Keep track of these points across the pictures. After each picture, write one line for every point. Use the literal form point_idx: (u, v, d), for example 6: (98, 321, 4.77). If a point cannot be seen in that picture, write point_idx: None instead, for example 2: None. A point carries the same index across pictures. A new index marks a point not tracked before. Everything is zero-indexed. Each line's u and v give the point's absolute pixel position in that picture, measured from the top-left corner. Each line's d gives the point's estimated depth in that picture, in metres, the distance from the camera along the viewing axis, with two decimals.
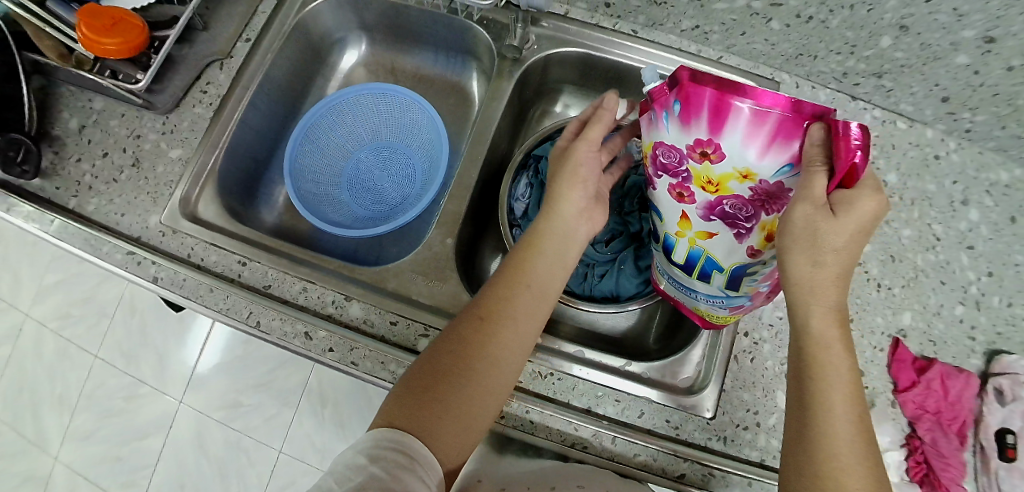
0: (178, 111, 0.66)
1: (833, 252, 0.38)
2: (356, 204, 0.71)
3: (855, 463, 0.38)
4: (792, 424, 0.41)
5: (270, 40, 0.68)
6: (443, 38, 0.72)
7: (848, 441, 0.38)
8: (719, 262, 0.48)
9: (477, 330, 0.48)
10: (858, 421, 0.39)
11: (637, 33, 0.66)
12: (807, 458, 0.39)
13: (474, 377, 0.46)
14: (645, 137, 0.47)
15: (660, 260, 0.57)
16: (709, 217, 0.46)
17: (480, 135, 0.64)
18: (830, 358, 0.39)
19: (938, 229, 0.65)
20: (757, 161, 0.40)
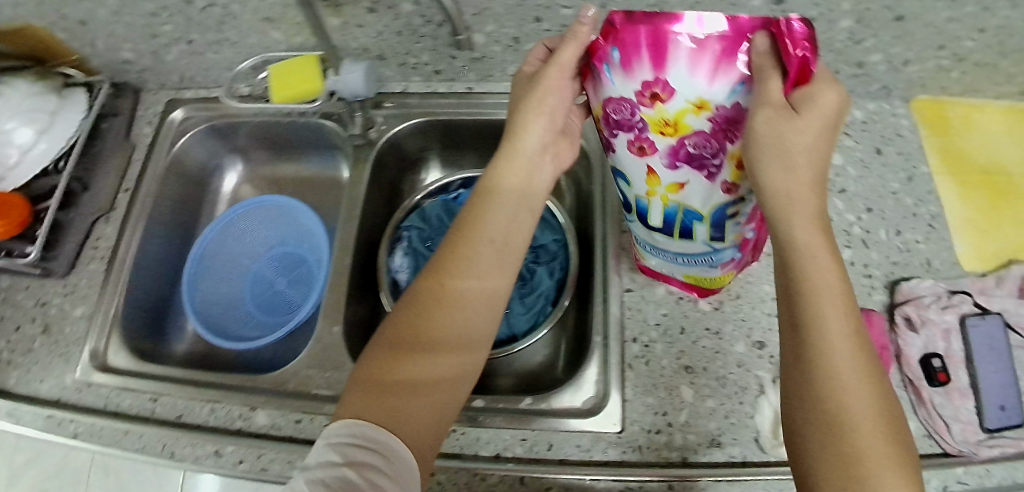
0: (76, 270, 0.70)
1: (802, 153, 0.37)
2: (263, 313, 0.74)
3: (855, 382, 0.34)
4: (789, 346, 0.37)
5: (149, 182, 0.72)
6: (308, 140, 0.76)
7: (845, 357, 0.35)
8: (697, 211, 0.47)
9: (425, 315, 0.45)
10: (859, 342, 0.36)
11: (473, 90, 0.70)
12: (811, 377, 0.35)
13: (421, 366, 0.43)
14: (598, 98, 0.43)
15: (639, 231, 0.54)
16: (675, 165, 0.43)
17: (350, 218, 0.66)
18: (816, 269, 0.37)
19: None
20: (709, 89, 0.37)
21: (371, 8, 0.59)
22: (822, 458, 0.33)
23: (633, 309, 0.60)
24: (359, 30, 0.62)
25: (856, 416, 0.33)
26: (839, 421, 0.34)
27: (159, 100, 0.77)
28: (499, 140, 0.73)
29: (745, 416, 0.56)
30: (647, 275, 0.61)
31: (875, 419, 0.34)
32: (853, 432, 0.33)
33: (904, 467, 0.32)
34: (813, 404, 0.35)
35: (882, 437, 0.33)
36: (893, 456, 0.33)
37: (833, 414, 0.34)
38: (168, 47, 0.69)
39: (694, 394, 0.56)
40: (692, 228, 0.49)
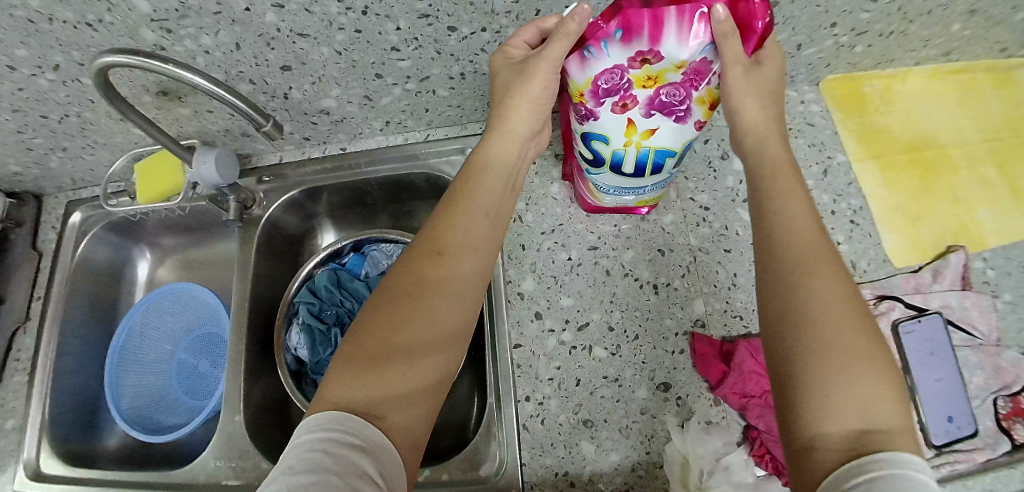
0: (1, 384, 0.71)
1: (760, 103, 0.46)
2: (188, 397, 0.74)
3: (843, 322, 0.36)
4: (779, 283, 0.39)
5: (59, 287, 0.73)
6: (202, 222, 0.76)
7: (828, 300, 0.37)
8: (666, 150, 0.49)
9: (419, 289, 0.43)
10: (840, 282, 0.38)
11: (346, 150, 0.68)
12: (809, 313, 0.36)
13: (420, 340, 0.41)
14: (576, 75, 0.43)
15: (609, 182, 0.53)
16: (648, 114, 0.45)
17: (243, 302, 0.66)
18: (784, 197, 0.43)
19: (703, 199, 0.60)
20: (688, 51, 0.40)
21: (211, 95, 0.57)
22: (815, 389, 0.34)
23: (524, 366, 0.56)
24: (212, 115, 0.61)
25: (847, 352, 0.35)
26: (843, 355, 0.34)
27: (60, 203, 0.77)
28: (384, 195, 0.71)
29: (652, 466, 0.53)
30: (595, 214, 0.59)
31: (869, 356, 0.35)
32: (848, 365, 0.34)
33: (895, 398, 0.34)
34: (808, 339, 0.35)
35: (868, 372, 0.34)
36: (883, 387, 0.34)
37: (838, 351, 0.35)
38: (48, 156, 0.69)
39: (596, 448, 0.53)
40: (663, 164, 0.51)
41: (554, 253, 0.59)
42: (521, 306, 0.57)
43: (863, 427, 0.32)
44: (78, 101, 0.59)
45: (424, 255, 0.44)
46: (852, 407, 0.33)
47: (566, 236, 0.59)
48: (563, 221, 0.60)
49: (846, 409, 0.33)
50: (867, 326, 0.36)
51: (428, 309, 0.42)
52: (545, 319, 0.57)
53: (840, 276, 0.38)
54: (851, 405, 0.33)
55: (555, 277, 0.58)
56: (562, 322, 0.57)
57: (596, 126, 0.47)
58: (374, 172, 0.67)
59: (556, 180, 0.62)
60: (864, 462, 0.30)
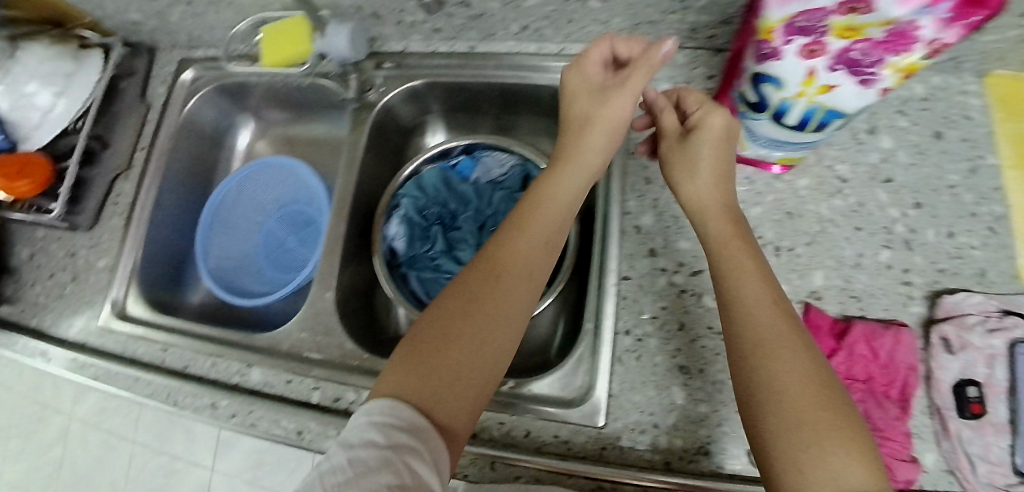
0: (99, 225, 0.73)
1: (704, 166, 0.49)
2: (273, 268, 0.77)
3: (813, 388, 0.37)
4: (750, 355, 0.40)
5: (162, 142, 0.74)
6: (313, 101, 0.75)
7: (795, 372, 0.38)
8: (839, 111, 0.46)
9: (477, 303, 0.43)
10: (814, 384, 0.37)
11: (474, 49, 0.66)
12: (783, 388, 0.37)
13: (490, 339, 0.42)
14: (773, 11, 0.41)
15: (763, 130, 0.51)
16: (834, 68, 0.43)
17: (346, 187, 0.66)
18: (749, 289, 0.43)
19: (843, 171, 0.57)
20: (902, 12, 0.35)
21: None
22: (815, 460, 0.34)
23: (629, 299, 0.55)
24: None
25: (836, 419, 0.36)
26: (826, 420, 0.36)
27: (172, 59, 0.77)
28: (501, 103, 0.69)
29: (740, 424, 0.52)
30: (733, 160, 0.57)
31: (842, 421, 0.36)
32: (831, 430, 0.35)
33: (873, 465, 0.34)
34: (783, 408, 0.36)
35: (845, 435, 0.35)
36: (864, 452, 0.35)
37: (819, 418, 0.36)
38: (171, 8, 0.68)
39: (688, 396, 0.53)
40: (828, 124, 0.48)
41: None
42: (636, 239, 0.56)
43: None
44: None
45: (514, 260, 0.45)
46: (839, 478, 0.33)
47: None
48: None
49: (834, 478, 0.34)
50: (834, 392, 0.37)
51: (491, 309, 0.42)
52: (659, 258, 0.56)
53: (804, 344, 0.40)
54: (832, 476, 0.34)
55: (675, 219, 0.56)
56: (675, 264, 0.55)
57: (772, 68, 0.45)
58: (501, 76, 0.64)
59: None
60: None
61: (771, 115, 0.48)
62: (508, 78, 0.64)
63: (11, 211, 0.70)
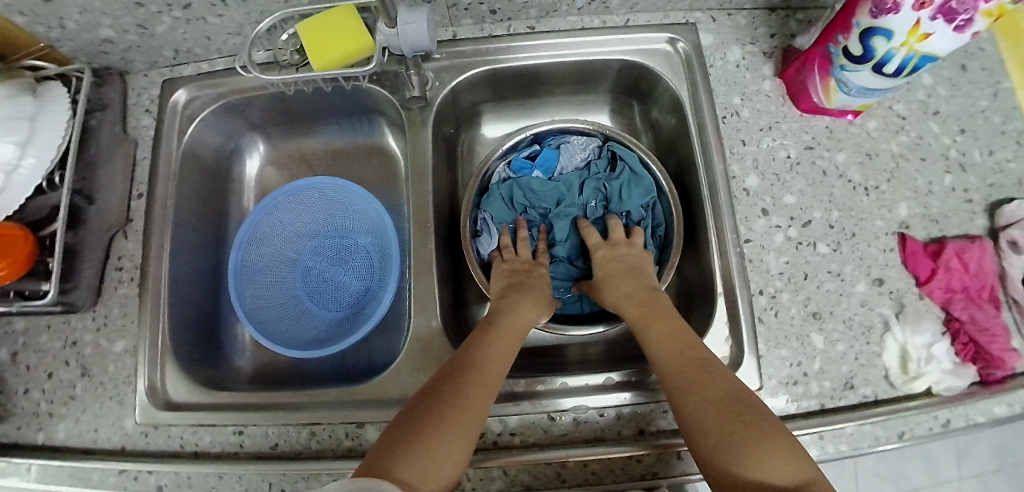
0: (104, 300, 0.60)
1: (636, 277, 0.56)
2: (322, 307, 0.65)
3: (721, 410, 0.42)
4: (673, 389, 0.45)
5: (164, 183, 0.61)
6: (341, 108, 0.66)
7: (703, 402, 0.43)
8: (934, 56, 0.49)
9: (459, 380, 0.45)
10: (719, 400, 0.43)
11: (535, 28, 0.62)
12: (691, 419, 0.43)
13: (463, 414, 0.43)
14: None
15: (858, 80, 0.54)
16: (934, 17, 0.45)
17: (422, 201, 0.59)
18: (678, 338, 0.49)
19: (900, 109, 0.64)
20: None
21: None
22: (732, 467, 0.39)
23: (755, 260, 0.56)
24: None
25: (732, 434, 0.41)
26: (732, 433, 0.41)
27: (152, 82, 0.65)
28: (563, 81, 0.66)
29: (872, 355, 0.56)
30: (808, 112, 0.61)
31: (767, 431, 0.41)
32: (740, 444, 0.40)
33: (797, 459, 0.39)
34: (702, 428, 0.42)
35: (768, 441, 0.40)
36: (784, 453, 0.39)
37: (726, 432, 0.41)
38: (159, 17, 0.56)
39: (826, 340, 0.55)
40: (921, 67, 0.51)
41: (773, 151, 0.60)
42: (748, 201, 0.58)
43: (783, 488, 0.38)
44: None
45: (478, 360, 0.48)
46: (762, 475, 0.38)
47: (783, 135, 0.60)
48: (777, 118, 0.61)
49: (753, 481, 0.38)
50: (749, 411, 0.42)
51: (462, 390, 0.44)
52: (772, 216, 0.58)
53: (717, 373, 0.45)
54: (762, 471, 0.39)
55: (776, 175, 0.59)
56: (787, 219, 0.58)
57: (888, 21, 0.47)
58: (573, 55, 0.62)
59: (767, 77, 0.62)
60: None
61: (872, 66, 0.52)
62: (581, 54, 0.62)
63: None
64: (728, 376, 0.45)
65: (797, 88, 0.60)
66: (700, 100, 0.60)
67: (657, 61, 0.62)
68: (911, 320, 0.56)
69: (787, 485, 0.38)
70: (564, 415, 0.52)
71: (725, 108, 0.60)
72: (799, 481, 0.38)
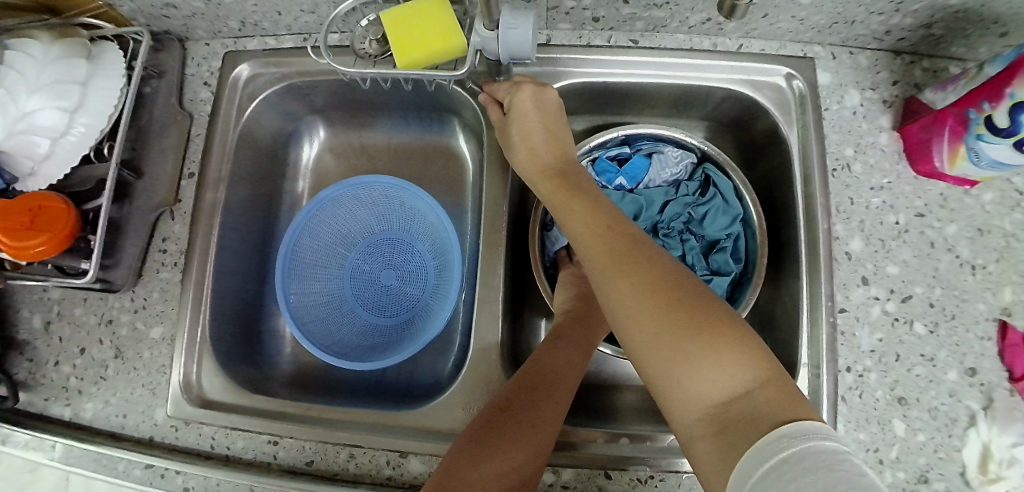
0: (143, 281, 0.57)
1: (568, 179, 0.49)
2: (370, 313, 0.61)
3: (652, 307, 0.37)
4: (599, 280, 0.41)
5: (217, 164, 0.57)
6: (414, 103, 0.60)
7: (630, 289, 0.38)
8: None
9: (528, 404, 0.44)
10: (658, 340, 0.36)
11: (637, 43, 0.56)
12: (619, 306, 0.39)
13: (528, 432, 0.43)
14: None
15: (993, 153, 0.48)
16: None
17: (495, 221, 0.54)
18: (599, 268, 0.41)
19: (1019, 181, 0.57)
20: None
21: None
22: (668, 379, 0.35)
23: (847, 333, 0.52)
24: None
25: (665, 331, 0.36)
26: (681, 359, 0.35)
27: (213, 52, 0.61)
28: (655, 103, 0.60)
29: (952, 448, 0.52)
30: (923, 173, 0.55)
31: (711, 321, 0.35)
32: (671, 339, 0.35)
33: (742, 352, 0.34)
34: (630, 330, 0.38)
35: (706, 337, 0.35)
36: (731, 352, 0.34)
37: (674, 358, 0.35)
38: None
39: (908, 427, 0.52)
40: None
41: (882, 214, 0.54)
42: (848, 266, 0.53)
43: (719, 396, 0.33)
44: None
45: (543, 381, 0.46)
46: (701, 380, 0.34)
47: (895, 197, 0.54)
48: (892, 178, 0.55)
49: (683, 388, 0.34)
50: (678, 298, 0.37)
51: (530, 405, 0.44)
52: (871, 286, 0.53)
53: (651, 256, 0.40)
54: (700, 377, 0.34)
55: (882, 241, 0.54)
56: (887, 292, 0.53)
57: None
58: (680, 79, 0.56)
59: (885, 130, 0.56)
60: (772, 439, 0.29)
61: (1014, 142, 0.45)
62: (688, 78, 0.56)
63: (28, 276, 0.53)
64: (659, 257, 0.40)
65: (918, 147, 0.54)
66: (812, 149, 0.54)
67: (764, 94, 0.56)
68: (1000, 420, 0.52)
69: (735, 390, 0.33)
70: (622, 474, 0.49)
71: (837, 160, 0.55)
72: (747, 383, 0.33)
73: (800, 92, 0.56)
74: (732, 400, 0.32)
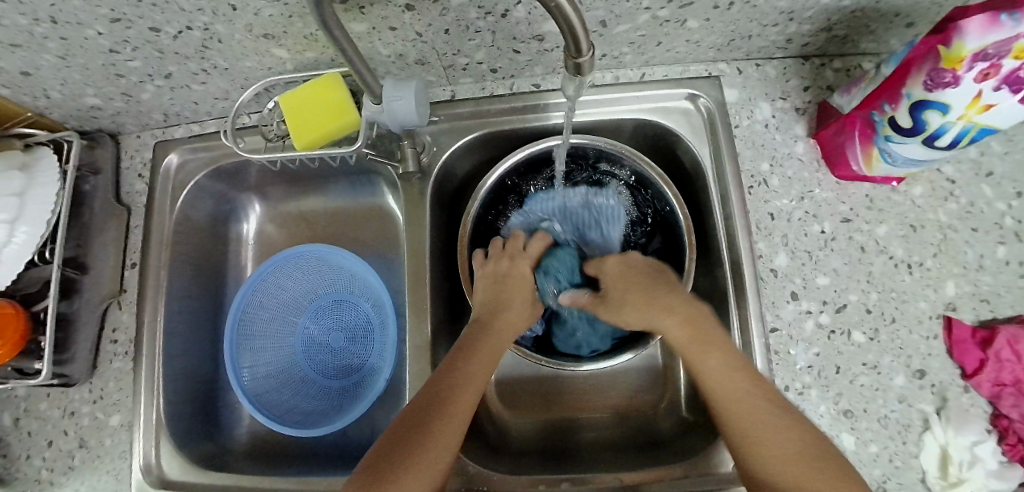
0: (100, 372, 0.60)
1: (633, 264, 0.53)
2: (321, 376, 0.63)
3: (790, 434, 0.40)
4: (721, 409, 0.43)
5: (157, 250, 0.59)
6: (341, 170, 0.63)
7: (766, 418, 0.41)
8: (995, 127, 0.42)
9: (441, 407, 0.43)
10: (788, 455, 0.39)
11: (540, 87, 0.57)
12: (743, 430, 0.41)
13: (446, 430, 0.42)
14: (969, 37, 0.37)
15: (904, 151, 0.47)
16: (999, 88, 0.38)
17: (418, 280, 0.56)
18: (736, 373, 0.43)
19: (949, 171, 0.56)
20: None
21: (407, 4, 0.43)
22: (791, 488, 0.38)
23: (782, 352, 0.52)
24: (392, 34, 0.47)
25: (790, 453, 0.39)
26: (792, 459, 0.39)
27: (146, 144, 0.64)
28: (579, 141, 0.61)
29: (908, 456, 0.50)
30: (842, 177, 0.55)
31: (819, 449, 0.39)
32: (790, 465, 0.39)
33: (848, 474, 0.38)
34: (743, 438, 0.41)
35: (823, 464, 0.39)
36: (838, 471, 0.38)
37: (788, 457, 0.39)
38: (142, 85, 0.54)
39: (858, 441, 0.50)
40: (980, 137, 0.44)
41: (806, 224, 0.54)
42: (775, 283, 0.53)
43: None
44: (214, 6, 0.42)
45: (456, 375, 0.45)
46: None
47: (817, 206, 0.55)
48: (811, 186, 0.55)
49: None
50: (796, 423, 0.41)
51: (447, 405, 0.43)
52: (802, 300, 0.53)
53: (755, 380, 0.43)
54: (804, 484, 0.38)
55: (809, 253, 0.54)
56: (819, 304, 0.53)
57: (943, 94, 0.40)
58: (588, 115, 0.59)
59: (800, 138, 0.56)
60: None
61: (922, 138, 0.45)
62: (592, 114, 0.59)
63: None
64: (769, 387, 0.43)
65: (833, 152, 0.54)
66: (725, 169, 0.55)
67: (674, 119, 0.58)
68: (955, 423, 0.50)
69: None
70: None
71: (753, 176, 0.56)
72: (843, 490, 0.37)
73: (707, 108, 0.57)
74: None
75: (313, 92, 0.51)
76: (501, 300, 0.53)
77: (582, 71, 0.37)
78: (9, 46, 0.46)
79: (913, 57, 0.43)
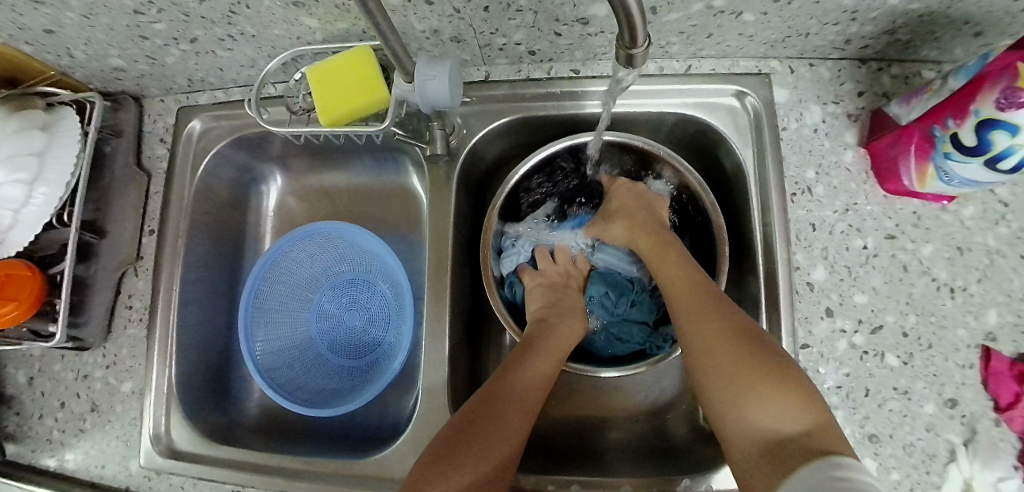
0: (114, 337, 0.59)
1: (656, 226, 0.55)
2: (334, 355, 0.62)
3: (740, 355, 0.39)
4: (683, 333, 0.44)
5: (174, 219, 0.58)
6: (367, 148, 0.61)
7: (713, 331, 0.41)
8: None
9: (489, 420, 0.43)
10: (735, 373, 0.39)
11: (579, 74, 0.55)
12: (696, 351, 0.42)
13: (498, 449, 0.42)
14: None
15: (963, 172, 0.44)
16: None
17: (440, 268, 0.54)
18: (711, 306, 0.44)
19: (1004, 193, 0.53)
20: None
21: None
22: (733, 411, 0.38)
23: (810, 370, 0.50)
24: (429, 9, 0.45)
25: (739, 373, 0.38)
26: (737, 378, 0.38)
27: (167, 108, 0.62)
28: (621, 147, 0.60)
29: (931, 486, 0.48)
30: (891, 192, 0.52)
31: (774, 366, 0.38)
32: (734, 389, 0.38)
33: (806, 397, 0.36)
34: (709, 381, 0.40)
35: (771, 380, 0.37)
36: (802, 397, 0.36)
37: (734, 373, 0.39)
38: (165, 47, 0.52)
39: (880, 467, 0.49)
40: None
41: (847, 239, 0.52)
42: (809, 297, 0.51)
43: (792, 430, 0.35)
44: None
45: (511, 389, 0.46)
46: (760, 417, 0.36)
47: (861, 220, 0.52)
48: (857, 199, 0.53)
49: (767, 421, 0.36)
50: (763, 347, 0.39)
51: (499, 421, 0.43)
52: (836, 317, 0.51)
53: (726, 309, 0.43)
54: (759, 412, 0.36)
55: (848, 269, 0.52)
56: (853, 323, 0.51)
57: (1017, 116, 0.37)
58: (627, 106, 0.56)
59: (850, 147, 0.54)
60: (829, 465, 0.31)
61: (985, 160, 0.42)
62: (631, 105, 0.56)
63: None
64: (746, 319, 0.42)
65: (884, 165, 0.51)
66: (768, 175, 0.53)
67: (718, 117, 0.55)
68: (982, 456, 0.48)
69: (793, 429, 0.35)
70: None
71: (796, 184, 0.53)
72: (807, 424, 0.35)
73: (753, 109, 0.55)
74: (792, 437, 0.35)
75: (344, 68, 0.49)
76: (563, 319, 0.54)
77: (633, 63, 0.34)
78: (30, 1, 0.44)
79: (989, 72, 0.39)
